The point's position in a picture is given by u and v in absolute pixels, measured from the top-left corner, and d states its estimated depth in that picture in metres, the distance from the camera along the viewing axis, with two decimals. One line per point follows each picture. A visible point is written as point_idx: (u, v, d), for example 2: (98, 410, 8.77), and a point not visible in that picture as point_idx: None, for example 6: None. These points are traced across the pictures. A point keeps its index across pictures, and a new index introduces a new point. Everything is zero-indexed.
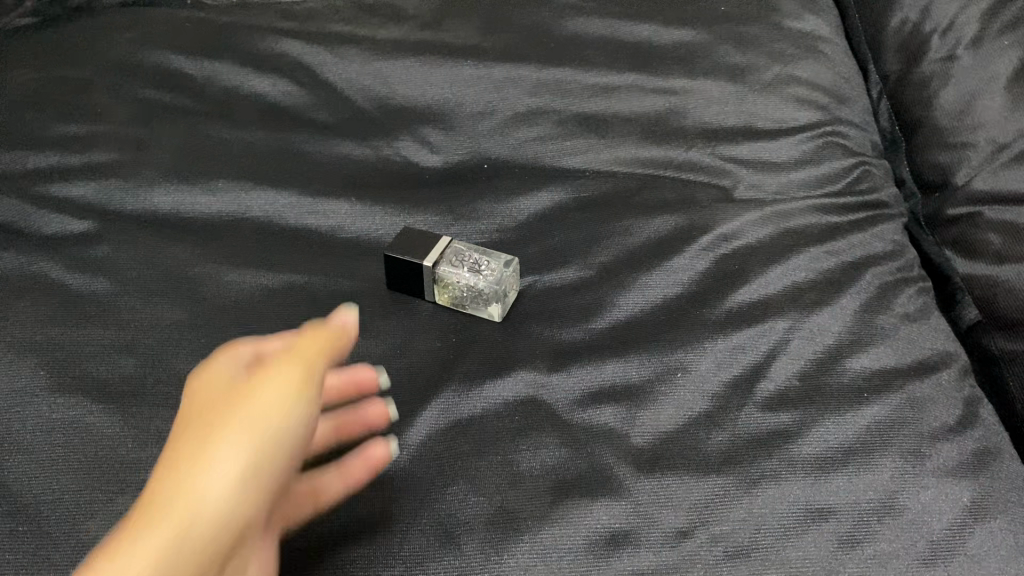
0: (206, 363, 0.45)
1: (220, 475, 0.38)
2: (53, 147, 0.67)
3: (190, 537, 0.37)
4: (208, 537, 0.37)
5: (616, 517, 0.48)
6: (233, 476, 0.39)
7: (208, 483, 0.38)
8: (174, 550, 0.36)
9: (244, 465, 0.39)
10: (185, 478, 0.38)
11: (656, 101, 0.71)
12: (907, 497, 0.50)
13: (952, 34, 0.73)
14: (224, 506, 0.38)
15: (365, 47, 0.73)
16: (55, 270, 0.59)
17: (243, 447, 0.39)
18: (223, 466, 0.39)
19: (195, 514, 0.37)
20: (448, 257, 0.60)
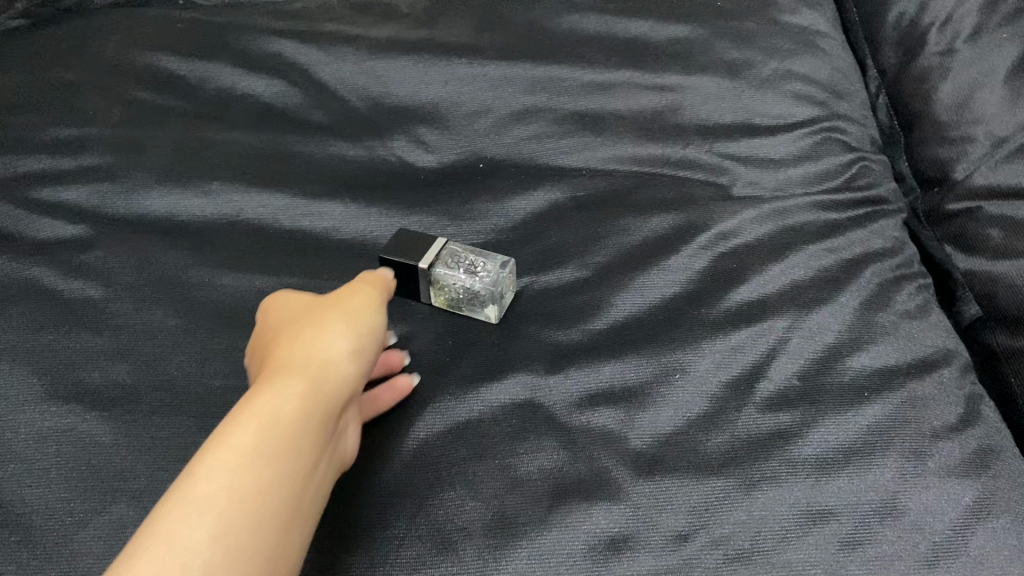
0: (268, 300, 0.50)
1: (336, 346, 0.43)
2: (44, 151, 0.66)
3: (320, 391, 0.40)
4: (325, 389, 0.41)
5: (615, 520, 0.47)
6: (341, 357, 0.43)
7: (326, 351, 0.42)
8: (304, 395, 0.40)
9: (350, 351, 0.43)
10: (300, 349, 0.42)
11: (653, 98, 0.71)
12: (910, 497, 0.49)
13: (950, 27, 0.72)
14: (340, 379, 0.42)
15: (359, 47, 0.72)
16: (47, 275, 0.58)
17: (369, 328, 0.46)
18: (337, 348, 0.43)
19: (319, 370, 0.41)
20: (445, 258, 0.59)
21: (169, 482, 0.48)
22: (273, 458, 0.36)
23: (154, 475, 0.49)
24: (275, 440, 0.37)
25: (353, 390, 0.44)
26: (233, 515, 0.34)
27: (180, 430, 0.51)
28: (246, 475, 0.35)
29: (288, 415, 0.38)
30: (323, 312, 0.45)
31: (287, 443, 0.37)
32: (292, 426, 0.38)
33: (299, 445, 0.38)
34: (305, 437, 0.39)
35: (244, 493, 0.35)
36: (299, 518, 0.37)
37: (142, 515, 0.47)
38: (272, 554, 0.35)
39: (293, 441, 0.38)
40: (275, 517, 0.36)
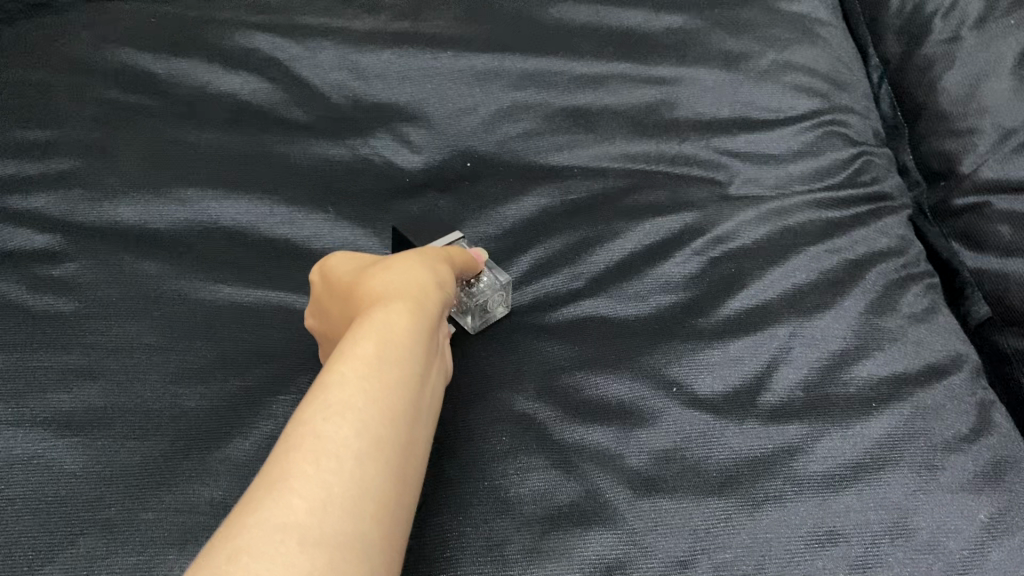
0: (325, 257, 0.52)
1: (420, 276, 0.45)
2: (11, 156, 0.63)
3: (424, 312, 0.43)
4: (425, 311, 0.43)
5: (610, 546, 0.45)
6: (431, 287, 0.45)
7: (418, 283, 0.45)
8: (411, 313, 0.42)
9: (437, 283, 0.46)
10: (389, 282, 0.44)
11: (648, 91, 0.67)
12: (921, 515, 0.47)
13: (955, 14, 0.69)
14: (434, 305, 0.44)
15: (340, 42, 0.69)
16: (14, 290, 0.56)
17: (446, 271, 0.48)
18: (425, 281, 0.45)
19: (415, 294, 0.43)
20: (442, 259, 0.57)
21: (141, 511, 0.46)
22: (395, 362, 0.38)
23: (125, 505, 0.46)
24: (394, 350, 0.39)
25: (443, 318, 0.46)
26: (369, 404, 0.35)
27: (153, 455, 0.48)
28: (375, 374, 0.37)
29: (401, 330, 0.40)
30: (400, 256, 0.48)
31: (406, 351, 0.39)
32: (405, 337, 0.40)
33: (417, 354, 0.40)
34: (420, 348, 0.40)
35: (377, 386, 0.36)
36: (426, 417, 0.39)
37: (111, 547, 0.45)
38: (413, 443, 0.37)
39: (409, 349, 0.39)
40: (410, 411, 0.37)
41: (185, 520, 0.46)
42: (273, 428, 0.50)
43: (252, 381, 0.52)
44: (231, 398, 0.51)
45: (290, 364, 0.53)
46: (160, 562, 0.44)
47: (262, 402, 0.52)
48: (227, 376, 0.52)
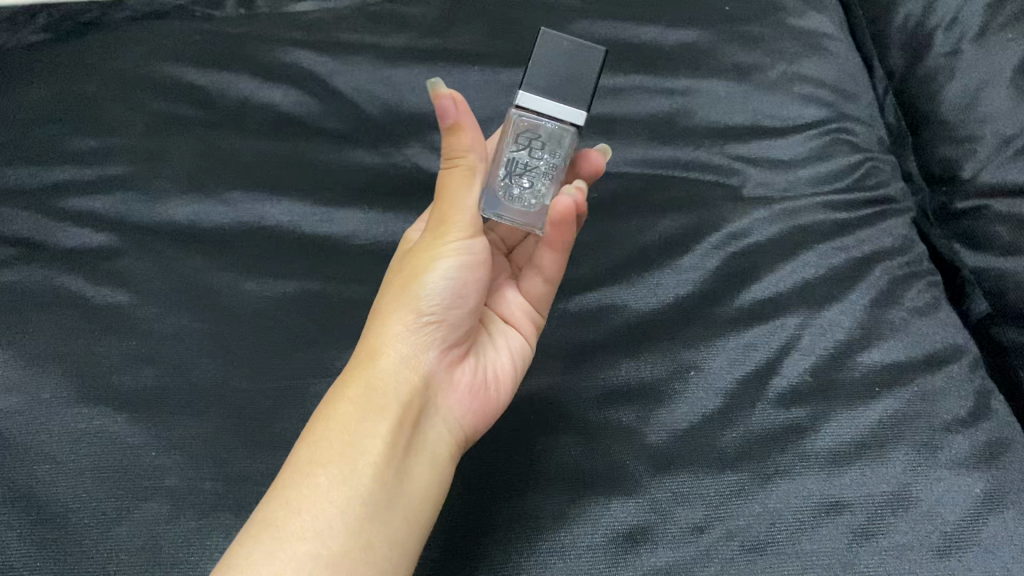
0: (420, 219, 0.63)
1: (389, 351, 0.50)
2: (67, 162, 0.66)
3: (379, 387, 0.48)
4: (387, 382, 0.49)
5: (632, 514, 0.50)
6: (401, 344, 0.50)
7: (383, 347, 0.49)
8: (370, 397, 0.48)
9: (408, 330, 0.50)
10: (367, 345, 0.50)
11: (664, 101, 0.71)
12: (922, 489, 0.51)
13: (956, 29, 0.72)
14: (404, 366, 0.50)
15: (374, 54, 0.73)
16: (74, 283, 0.60)
17: (426, 292, 0.50)
18: (394, 336, 0.50)
19: (371, 383, 0.48)
20: (537, 129, 0.53)
21: (199, 481, 0.51)
22: (347, 463, 0.45)
23: (183, 475, 0.51)
24: (345, 450, 0.46)
25: (436, 358, 0.51)
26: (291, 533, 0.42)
27: (208, 431, 0.53)
28: (304, 502, 0.44)
29: (353, 426, 0.47)
30: (390, 290, 0.52)
31: (356, 449, 0.46)
32: (361, 430, 0.47)
33: (373, 441, 0.46)
34: (377, 434, 0.47)
35: (303, 512, 0.43)
36: (400, 490, 0.46)
37: (172, 513, 0.50)
38: (369, 537, 0.44)
39: (363, 442, 0.46)
40: (359, 518, 0.44)
41: (239, 491, 0.51)
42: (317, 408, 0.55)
43: (299, 363, 0.57)
44: (279, 379, 0.56)
45: (331, 349, 0.58)
46: (218, 527, 0.50)
47: (309, 382, 0.56)
48: (274, 361, 0.57)
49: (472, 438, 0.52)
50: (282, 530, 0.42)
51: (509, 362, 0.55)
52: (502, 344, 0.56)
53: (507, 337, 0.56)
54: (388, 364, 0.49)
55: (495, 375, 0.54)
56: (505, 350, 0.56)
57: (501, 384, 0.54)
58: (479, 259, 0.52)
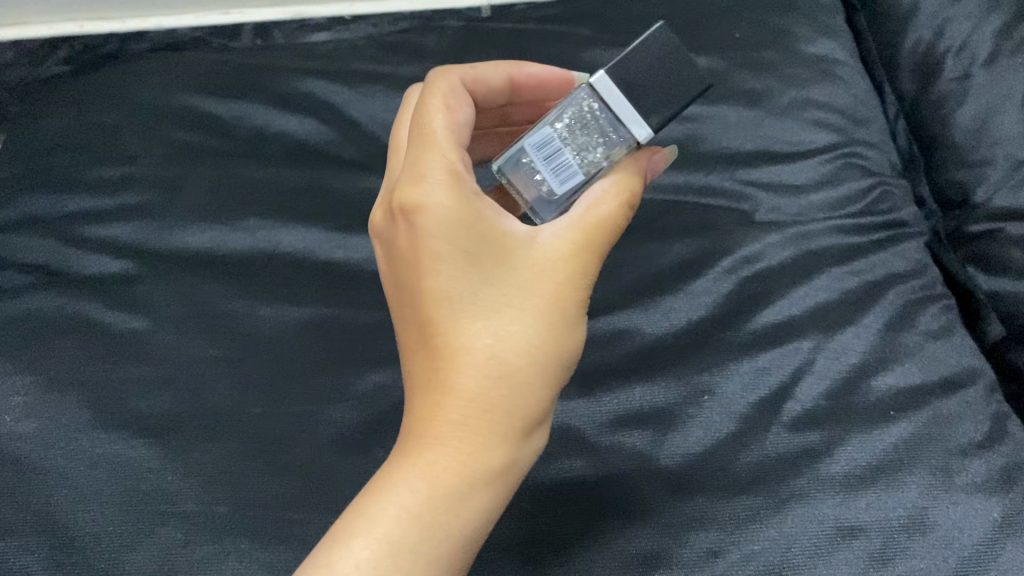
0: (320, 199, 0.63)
1: (525, 422, 0.45)
2: (87, 191, 0.67)
3: (509, 469, 0.45)
4: (536, 433, 0.46)
5: (647, 539, 0.50)
6: (534, 418, 0.45)
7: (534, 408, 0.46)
8: (516, 451, 0.45)
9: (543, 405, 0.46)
10: (518, 388, 0.45)
11: (675, 128, 0.71)
12: (939, 512, 0.51)
13: (965, 54, 0.72)
14: (534, 443, 0.46)
15: (388, 84, 0.74)
16: (93, 309, 0.60)
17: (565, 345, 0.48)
18: (530, 409, 0.45)
19: (505, 464, 0.44)
20: (604, 108, 0.48)
21: (215, 505, 0.52)
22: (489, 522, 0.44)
23: (199, 499, 0.52)
24: (466, 541, 0.43)
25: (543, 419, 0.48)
26: None
27: (223, 456, 0.54)
28: None
29: (495, 481, 0.44)
30: (529, 316, 0.45)
31: (475, 540, 0.44)
32: (483, 518, 0.44)
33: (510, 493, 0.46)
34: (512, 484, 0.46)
35: None
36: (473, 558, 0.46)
37: (188, 537, 0.51)
38: None
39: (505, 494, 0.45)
40: None
41: (255, 515, 0.52)
42: (330, 434, 0.55)
43: (314, 388, 0.57)
44: (295, 404, 0.56)
45: (347, 375, 0.58)
46: (233, 550, 0.50)
47: (322, 408, 0.56)
48: (288, 386, 0.57)
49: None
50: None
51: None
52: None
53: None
54: (519, 434, 0.45)
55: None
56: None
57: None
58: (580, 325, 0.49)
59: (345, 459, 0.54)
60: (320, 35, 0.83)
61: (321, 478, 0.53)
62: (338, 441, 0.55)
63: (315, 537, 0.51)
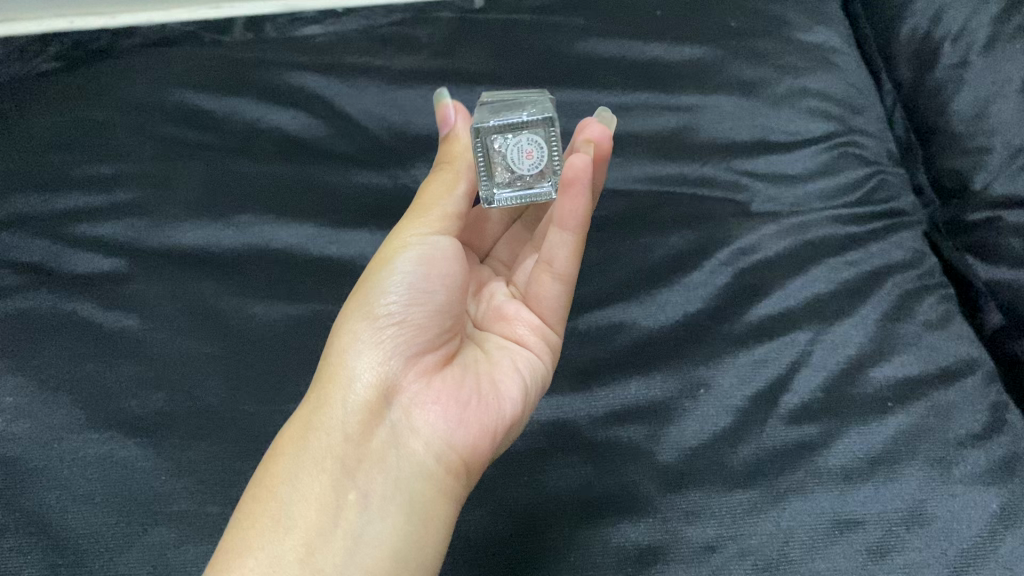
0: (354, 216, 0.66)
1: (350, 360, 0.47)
2: (75, 188, 0.66)
3: (335, 402, 0.46)
4: (362, 363, 0.47)
5: (643, 535, 0.50)
6: (354, 354, 0.47)
7: (340, 360, 0.47)
8: (328, 411, 0.46)
9: (368, 337, 0.48)
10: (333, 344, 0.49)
11: (671, 118, 0.71)
12: (938, 505, 0.51)
13: (963, 40, 0.70)
14: (366, 372, 0.47)
15: (381, 76, 0.73)
16: (84, 308, 0.60)
17: (383, 293, 0.48)
18: (349, 344, 0.48)
19: (331, 400, 0.47)
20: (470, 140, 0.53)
21: (209, 504, 0.52)
22: (300, 488, 0.44)
23: (193, 499, 0.52)
24: (294, 466, 0.45)
25: (411, 361, 0.48)
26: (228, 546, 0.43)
27: (217, 456, 0.54)
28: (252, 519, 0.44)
29: (302, 443, 0.46)
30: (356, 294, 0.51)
31: (306, 467, 0.45)
32: (320, 448, 0.45)
33: (335, 455, 0.45)
34: (336, 448, 0.45)
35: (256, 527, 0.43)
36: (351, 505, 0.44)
37: (182, 537, 0.51)
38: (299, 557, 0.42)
39: (321, 455, 0.45)
40: (303, 536, 0.43)
41: None
42: None
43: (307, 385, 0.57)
44: (289, 401, 0.56)
45: None
46: None
47: None
48: (283, 383, 0.57)
49: (469, 467, 0.47)
50: (231, 557, 0.42)
51: (518, 385, 0.51)
52: (494, 357, 0.53)
53: (532, 324, 0.56)
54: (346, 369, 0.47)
55: (479, 392, 0.49)
56: (504, 362, 0.53)
57: (505, 404, 0.50)
58: (444, 253, 0.50)
59: None
60: (313, 28, 0.82)
61: None
62: None
63: None
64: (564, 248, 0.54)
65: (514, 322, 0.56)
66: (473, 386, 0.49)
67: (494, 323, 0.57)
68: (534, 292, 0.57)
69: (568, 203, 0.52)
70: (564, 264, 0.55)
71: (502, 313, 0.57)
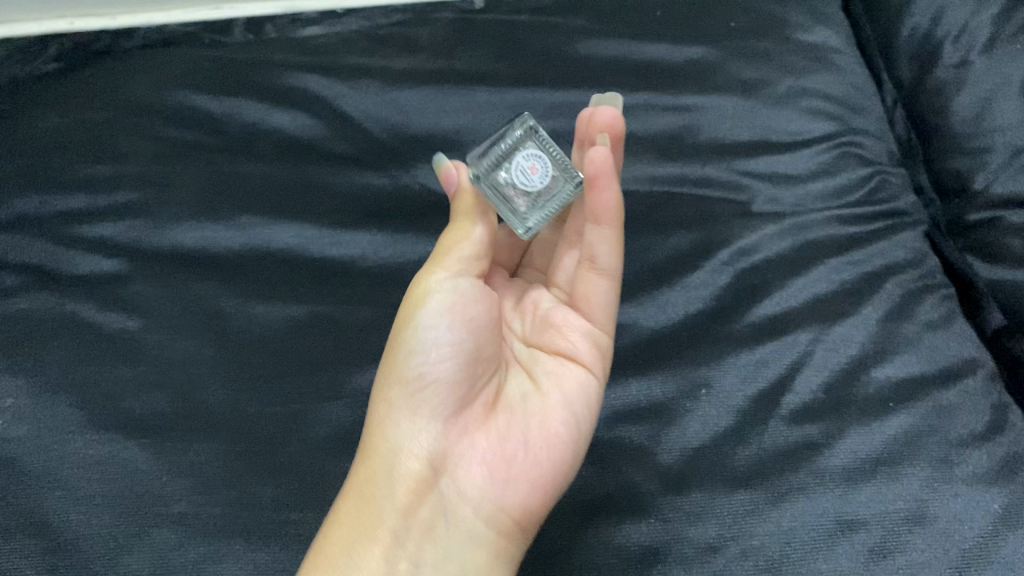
0: (354, 217, 0.66)
1: (394, 430, 0.49)
2: (75, 189, 0.66)
3: (384, 472, 0.49)
4: (405, 432, 0.49)
5: (644, 535, 0.50)
6: (397, 423, 0.49)
7: (382, 430, 0.49)
8: (379, 484, 0.49)
9: (405, 404, 0.50)
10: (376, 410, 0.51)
11: (672, 118, 0.71)
12: (940, 505, 0.51)
13: (964, 40, 0.71)
14: (408, 442, 0.49)
15: (382, 76, 0.72)
16: (84, 309, 0.60)
17: (413, 354, 0.49)
18: (390, 413, 0.50)
19: (380, 470, 0.49)
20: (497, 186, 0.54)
21: (209, 506, 0.52)
22: (360, 561, 0.47)
23: (193, 500, 0.52)
24: (352, 537, 0.47)
25: (450, 421, 0.50)
26: None
27: (218, 457, 0.54)
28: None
29: (358, 516, 0.48)
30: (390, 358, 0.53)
31: (363, 540, 0.47)
32: (374, 520, 0.48)
33: (389, 527, 0.48)
34: (391, 521, 0.48)
35: None
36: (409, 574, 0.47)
37: (182, 539, 0.51)
38: None
39: (377, 527, 0.48)
40: None
41: (249, 515, 0.52)
42: (324, 433, 0.56)
43: (307, 386, 0.57)
44: (290, 403, 0.56)
45: (344, 373, 0.58)
46: (228, 552, 0.51)
47: (318, 407, 0.57)
48: (283, 384, 0.57)
49: (523, 525, 0.49)
50: None
51: (565, 421, 0.51)
52: (544, 385, 0.53)
53: (584, 329, 0.56)
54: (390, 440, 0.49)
55: (525, 440, 0.50)
56: (555, 391, 0.52)
57: (555, 448, 0.50)
58: (472, 310, 0.51)
59: (345, 459, 0.55)
60: (313, 30, 0.82)
61: (318, 478, 0.54)
62: (335, 440, 0.55)
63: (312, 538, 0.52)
64: (604, 243, 0.55)
65: (564, 331, 0.56)
66: (519, 432, 0.50)
67: (545, 334, 0.57)
68: (582, 293, 0.57)
69: (596, 198, 0.54)
70: (608, 259, 0.55)
71: (550, 321, 0.57)
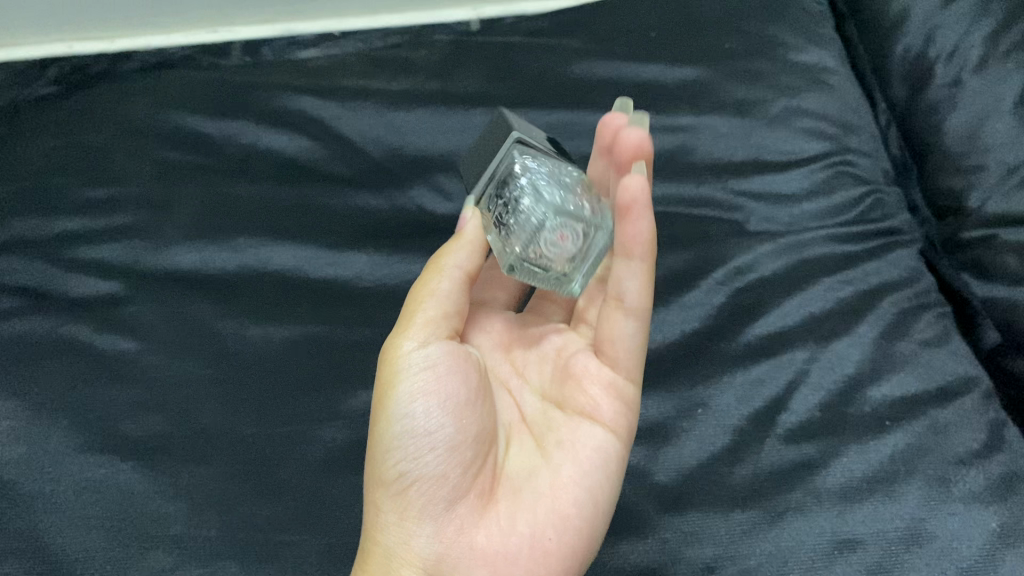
0: (351, 237, 0.66)
1: (386, 532, 0.48)
2: (72, 212, 0.66)
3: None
4: (399, 535, 0.48)
5: (643, 555, 0.51)
6: (390, 527, 0.48)
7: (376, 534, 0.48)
8: None
9: (394, 502, 0.48)
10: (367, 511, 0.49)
11: (666, 139, 0.71)
12: (937, 523, 0.51)
13: (955, 60, 0.71)
14: (401, 545, 0.47)
15: (377, 98, 0.72)
16: (81, 332, 0.60)
17: (395, 450, 0.48)
18: (383, 514, 0.48)
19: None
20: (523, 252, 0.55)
21: (205, 528, 0.52)
22: None
23: (188, 522, 0.52)
24: None
25: (445, 516, 0.48)
26: None
27: (213, 479, 0.54)
28: None
29: None
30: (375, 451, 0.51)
31: None
32: None
33: None
34: None
35: None
36: None
37: (176, 562, 0.51)
38: None
39: None
40: None
41: (245, 537, 0.52)
42: (320, 454, 0.55)
43: (304, 408, 0.57)
44: (286, 424, 0.56)
45: (341, 395, 0.58)
46: (221, 568, 0.51)
47: (314, 428, 0.56)
48: (280, 405, 0.57)
49: None
50: None
51: (574, 502, 0.49)
52: (555, 456, 0.51)
53: (607, 379, 0.54)
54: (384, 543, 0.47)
55: (530, 532, 0.48)
56: (566, 463, 0.51)
57: (564, 535, 0.48)
58: (455, 394, 0.49)
59: (340, 482, 0.54)
60: (310, 53, 0.82)
61: (313, 499, 0.54)
62: (331, 461, 0.55)
63: (307, 560, 0.51)
64: (633, 278, 0.52)
65: (584, 383, 0.54)
66: (523, 521, 0.48)
67: (567, 389, 0.55)
68: (609, 332, 0.54)
69: (629, 229, 0.51)
70: (636, 298, 0.53)
71: (571, 371, 0.56)
